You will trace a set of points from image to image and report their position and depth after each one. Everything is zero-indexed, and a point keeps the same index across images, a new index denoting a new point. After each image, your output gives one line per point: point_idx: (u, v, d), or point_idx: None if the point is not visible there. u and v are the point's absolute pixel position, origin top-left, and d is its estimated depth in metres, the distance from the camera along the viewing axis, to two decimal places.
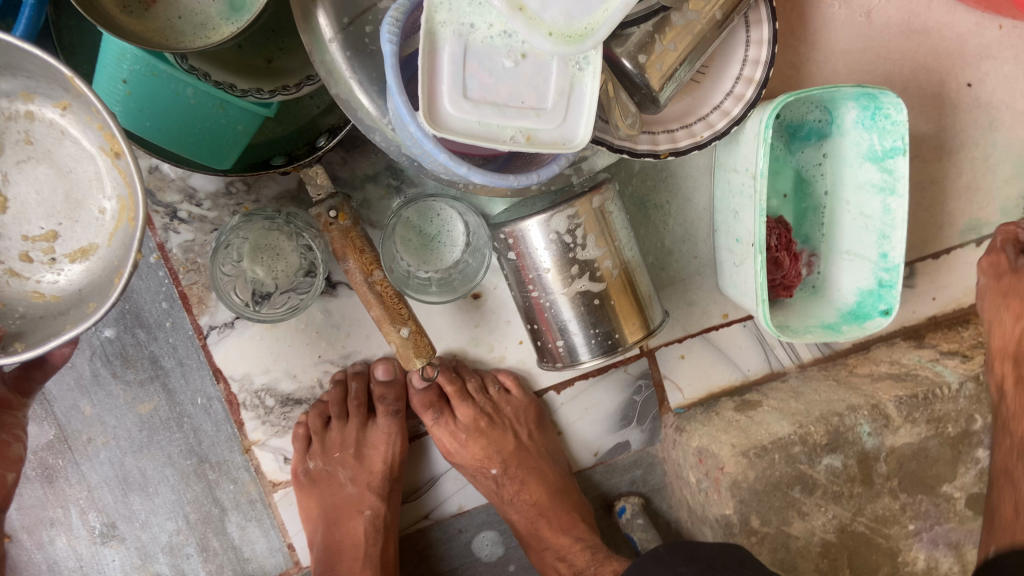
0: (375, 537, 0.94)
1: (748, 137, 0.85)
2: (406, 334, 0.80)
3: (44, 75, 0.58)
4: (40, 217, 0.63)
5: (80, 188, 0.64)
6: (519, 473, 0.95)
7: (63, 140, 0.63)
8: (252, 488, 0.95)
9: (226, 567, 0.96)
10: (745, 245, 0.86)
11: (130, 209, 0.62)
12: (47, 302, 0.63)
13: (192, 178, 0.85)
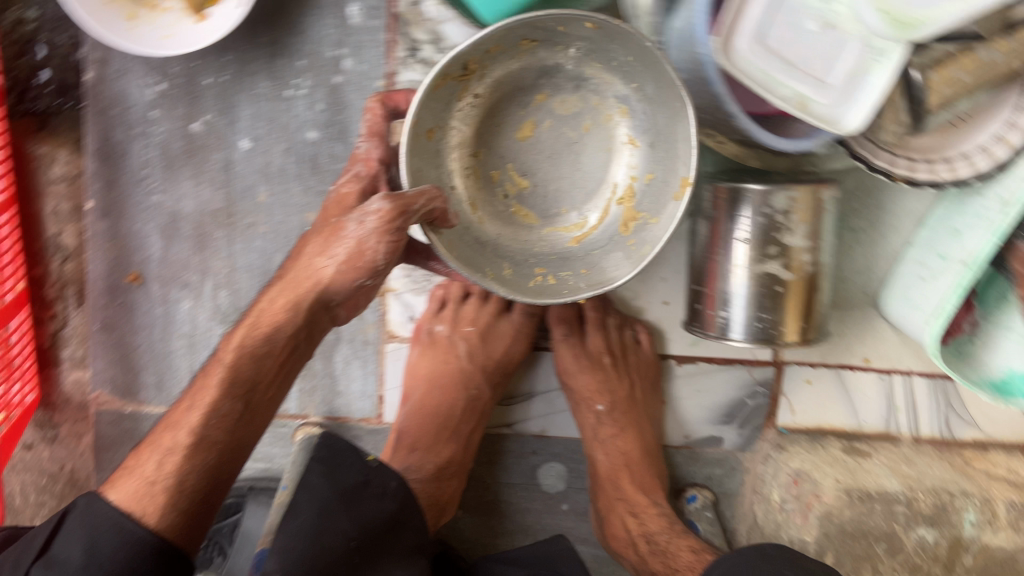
0: (470, 417, 0.94)
1: (1010, 176, 0.74)
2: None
3: (659, 130, 0.82)
4: (529, 170, 0.87)
5: (581, 189, 0.88)
6: (621, 420, 0.93)
7: (600, 152, 0.87)
8: (371, 330, 0.97)
9: (317, 391, 0.98)
10: (952, 261, 0.81)
11: (626, 223, 0.86)
12: (476, 217, 0.87)
13: (445, 26, 0.87)
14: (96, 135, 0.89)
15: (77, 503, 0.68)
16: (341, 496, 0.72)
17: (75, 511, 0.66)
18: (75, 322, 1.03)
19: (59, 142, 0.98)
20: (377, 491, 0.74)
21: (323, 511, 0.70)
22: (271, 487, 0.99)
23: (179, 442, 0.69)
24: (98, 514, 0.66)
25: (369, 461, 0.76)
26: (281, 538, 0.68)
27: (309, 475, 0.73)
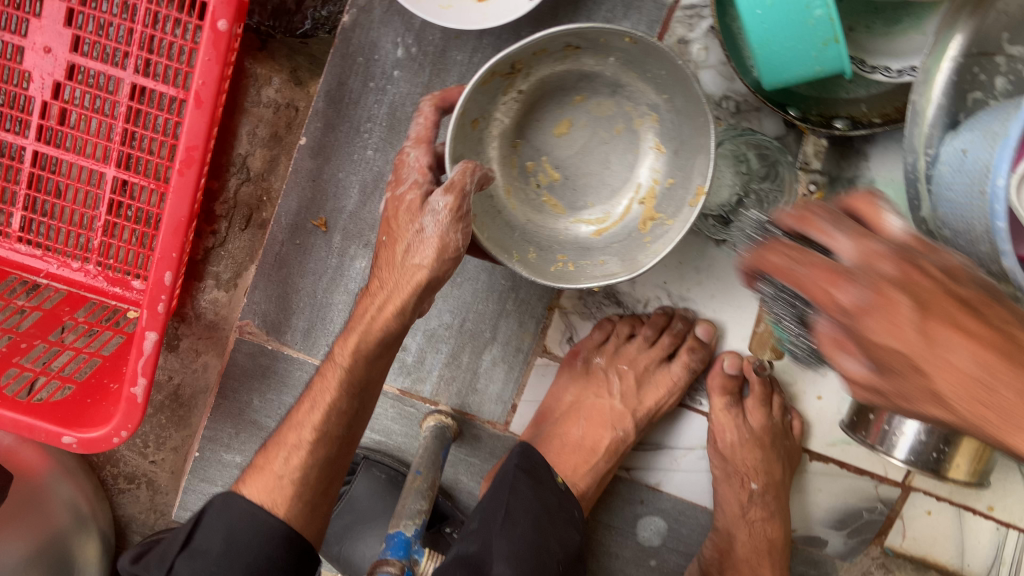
0: (610, 456, 0.92)
1: None
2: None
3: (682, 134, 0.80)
4: (563, 163, 0.87)
5: (596, 181, 0.87)
6: (770, 504, 0.93)
7: (631, 155, 0.86)
8: (528, 339, 0.96)
9: (455, 383, 0.97)
10: None
11: (645, 217, 0.85)
12: (516, 213, 0.86)
13: (702, 71, 0.88)
14: (333, 78, 0.88)
15: (213, 502, 0.71)
16: (547, 511, 0.78)
17: (211, 509, 0.70)
18: (233, 244, 1.02)
19: (278, 68, 0.97)
20: (568, 516, 0.80)
21: (536, 524, 0.75)
22: (387, 462, 0.98)
23: (304, 438, 0.72)
24: (233, 508, 0.70)
25: (559, 484, 0.82)
26: (502, 541, 0.72)
27: (516, 483, 0.79)
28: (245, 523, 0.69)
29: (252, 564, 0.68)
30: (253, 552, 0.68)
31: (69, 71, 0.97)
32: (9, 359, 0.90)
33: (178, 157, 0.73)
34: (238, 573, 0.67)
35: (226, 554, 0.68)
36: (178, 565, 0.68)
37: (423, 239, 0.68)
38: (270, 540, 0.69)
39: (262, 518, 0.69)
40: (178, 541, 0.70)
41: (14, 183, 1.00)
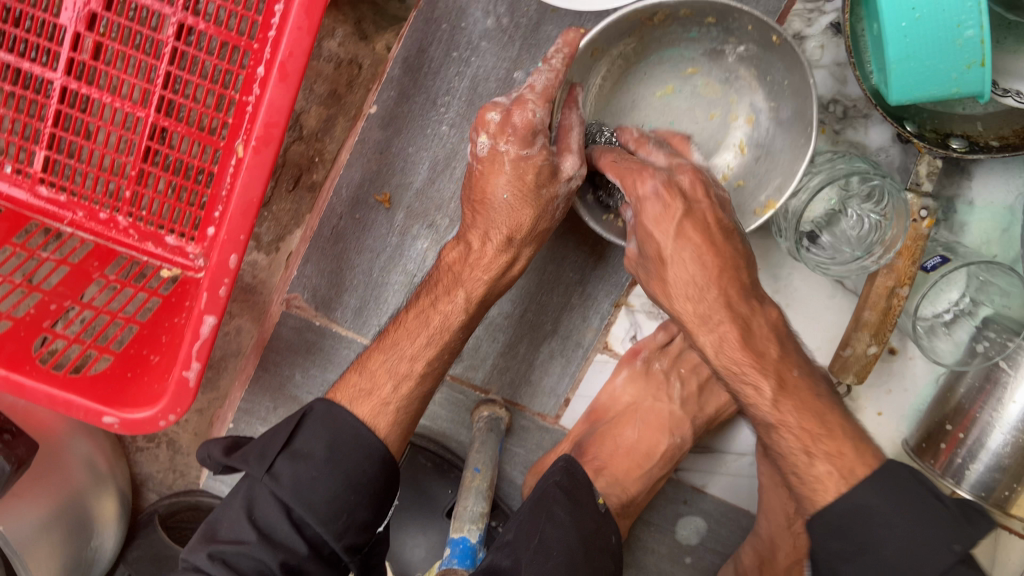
0: (665, 464, 0.89)
1: None
2: (869, 352, 0.81)
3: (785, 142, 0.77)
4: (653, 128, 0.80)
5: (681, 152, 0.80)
6: None
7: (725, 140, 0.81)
8: (589, 335, 0.91)
9: (508, 373, 0.93)
10: None
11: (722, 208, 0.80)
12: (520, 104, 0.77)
13: (813, 71, 0.82)
14: (414, 42, 0.80)
15: (312, 407, 0.68)
16: (583, 541, 0.72)
17: (312, 414, 0.68)
18: (278, 205, 0.94)
19: (342, 18, 0.88)
20: (603, 544, 0.74)
21: (571, 560, 0.69)
22: (431, 449, 0.94)
23: (413, 370, 0.72)
24: (336, 419, 0.67)
25: (600, 505, 0.77)
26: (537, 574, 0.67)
27: (554, 507, 0.73)
28: (348, 437, 0.67)
29: (352, 475, 0.66)
30: (356, 465, 0.66)
31: (108, 0, 0.86)
32: (39, 324, 0.84)
33: (257, 135, 0.67)
34: (338, 483, 0.65)
35: (329, 462, 0.65)
36: (281, 463, 0.64)
37: (565, 197, 0.71)
38: (370, 456, 0.67)
39: (365, 437, 0.67)
40: (279, 440, 0.65)
41: (35, 120, 0.89)
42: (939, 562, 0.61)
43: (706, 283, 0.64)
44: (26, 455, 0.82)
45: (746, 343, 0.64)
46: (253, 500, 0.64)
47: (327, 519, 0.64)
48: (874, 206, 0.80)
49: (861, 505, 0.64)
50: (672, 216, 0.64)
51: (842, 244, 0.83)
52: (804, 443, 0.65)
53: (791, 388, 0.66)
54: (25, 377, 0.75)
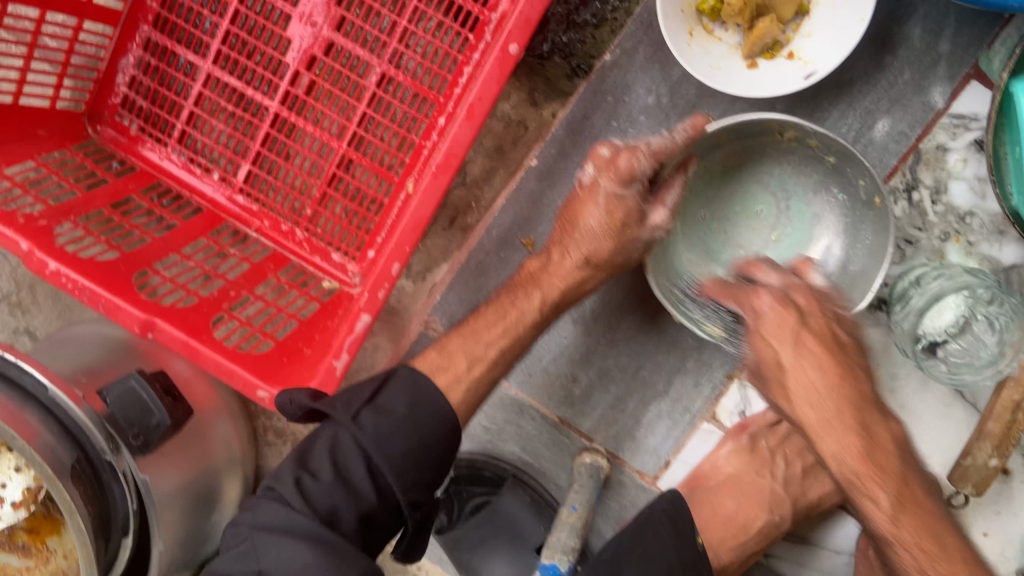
0: (760, 540, 0.90)
1: None
2: (991, 464, 0.83)
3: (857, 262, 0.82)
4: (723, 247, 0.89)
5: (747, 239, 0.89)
6: None
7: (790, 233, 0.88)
8: (699, 402, 0.95)
9: (616, 424, 0.98)
10: None
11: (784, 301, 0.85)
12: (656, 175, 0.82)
13: (953, 182, 0.86)
14: (580, 109, 0.91)
15: (397, 371, 0.79)
16: (683, 566, 0.72)
17: (397, 377, 0.78)
18: (431, 240, 1.06)
19: (519, 86, 1.00)
20: (705, 572, 0.73)
21: (669, 573, 0.70)
22: (531, 485, 1.00)
23: (487, 354, 0.83)
24: (419, 383, 0.77)
25: (698, 542, 0.76)
26: (631, 575, 0.69)
27: (646, 534, 0.73)
28: (427, 401, 0.77)
29: (426, 434, 0.75)
30: (433, 432, 0.76)
31: (327, 48, 1.03)
32: (217, 305, 0.95)
33: (438, 162, 0.77)
34: (412, 441, 0.74)
35: (409, 417, 0.75)
36: (365, 413, 0.73)
37: (645, 241, 0.84)
38: (444, 423, 0.77)
39: (441, 404, 0.77)
40: (366, 393, 0.75)
41: (248, 138, 1.06)
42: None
43: (832, 408, 0.66)
44: (183, 417, 0.93)
45: (866, 459, 0.66)
46: (336, 441, 0.73)
47: (399, 472, 0.73)
48: (1001, 309, 0.80)
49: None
50: (789, 330, 0.68)
51: (977, 352, 0.79)
52: (925, 557, 0.66)
53: (909, 506, 0.67)
54: (201, 345, 0.87)
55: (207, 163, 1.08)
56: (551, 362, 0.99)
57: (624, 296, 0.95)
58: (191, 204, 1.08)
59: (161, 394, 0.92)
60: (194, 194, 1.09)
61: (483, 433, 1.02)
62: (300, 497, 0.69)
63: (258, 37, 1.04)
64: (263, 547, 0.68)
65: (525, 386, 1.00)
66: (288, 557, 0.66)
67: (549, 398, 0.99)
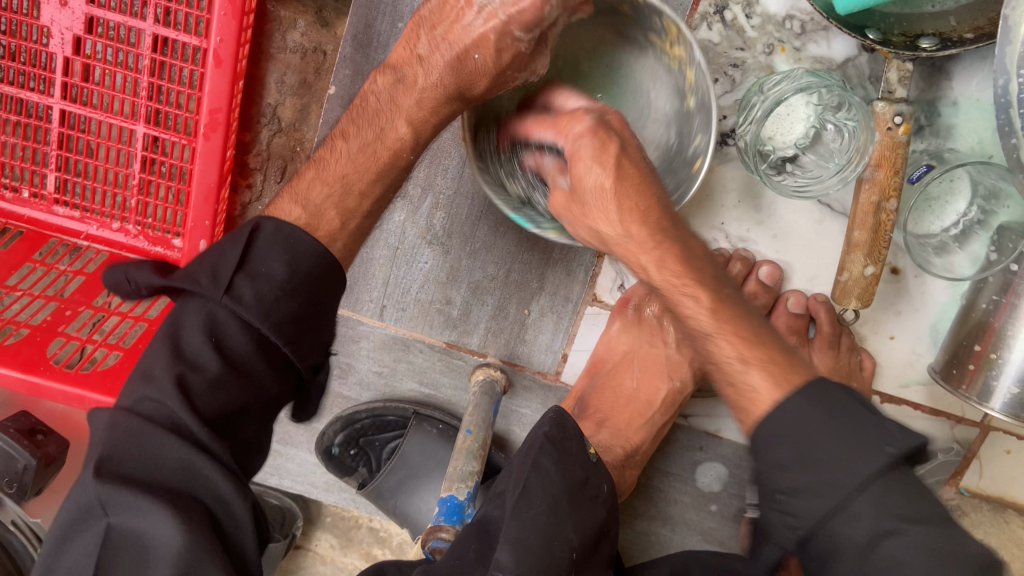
0: (666, 408, 0.88)
1: None
2: (868, 273, 0.77)
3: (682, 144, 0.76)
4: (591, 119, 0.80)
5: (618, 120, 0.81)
6: None
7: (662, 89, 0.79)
8: (576, 288, 0.91)
9: (503, 334, 0.93)
10: None
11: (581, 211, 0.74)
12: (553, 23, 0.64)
13: None
14: (360, 20, 0.85)
15: (261, 224, 0.63)
16: (569, 494, 0.66)
17: (262, 232, 0.62)
18: (270, 198, 0.97)
19: (303, 9, 0.92)
20: (595, 493, 0.69)
21: (554, 508, 0.64)
22: (436, 417, 0.96)
23: (361, 206, 0.69)
24: (292, 238, 0.63)
25: (590, 454, 0.71)
26: (512, 525, 0.62)
27: (540, 460, 0.68)
28: (306, 251, 0.63)
29: (312, 292, 0.63)
30: (314, 279, 0.63)
31: (88, 24, 0.91)
32: (54, 329, 0.92)
33: (203, 121, 0.74)
34: (299, 302, 0.62)
35: (290, 280, 0.61)
36: (239, 282, 0.60)
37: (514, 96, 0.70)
38: (322, 265, 0.64)
39: (323, 252, 0.63)
40: (232, 259, 0.60)
41: (42, 145, 0.95)
42: (869, 465, 0.53)
43: (636, 217, 0.61)
44: (56, 451, 0.88)
45: (684, 261, 0.62)
46: (211, 320, 0.60)
47: (291, 338, 0.62)
48: (849, 113, 0.77)
49: (790, 415, 0.56)
50: (609, 153, 0.60)
51: (827, 161, 0.79)
52: (740, 352, 0.59)
53: (726, 303, 0.62)
54: (40, 378, 0.85)
55: (10, 183, 0.96)
56: (420, 292, 0.93)
57: (471, 205, 0.90)
58: (7, 231, 0.97)
59: (22, 438, 0.86)
60: (10, 219, 0.97)
61: (377, 378, 0.98)
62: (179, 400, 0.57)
63: (10, 31, 0.91)
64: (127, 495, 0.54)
65: (401, 322, 0.94)
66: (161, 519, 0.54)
67: (430, 326, 0.94)
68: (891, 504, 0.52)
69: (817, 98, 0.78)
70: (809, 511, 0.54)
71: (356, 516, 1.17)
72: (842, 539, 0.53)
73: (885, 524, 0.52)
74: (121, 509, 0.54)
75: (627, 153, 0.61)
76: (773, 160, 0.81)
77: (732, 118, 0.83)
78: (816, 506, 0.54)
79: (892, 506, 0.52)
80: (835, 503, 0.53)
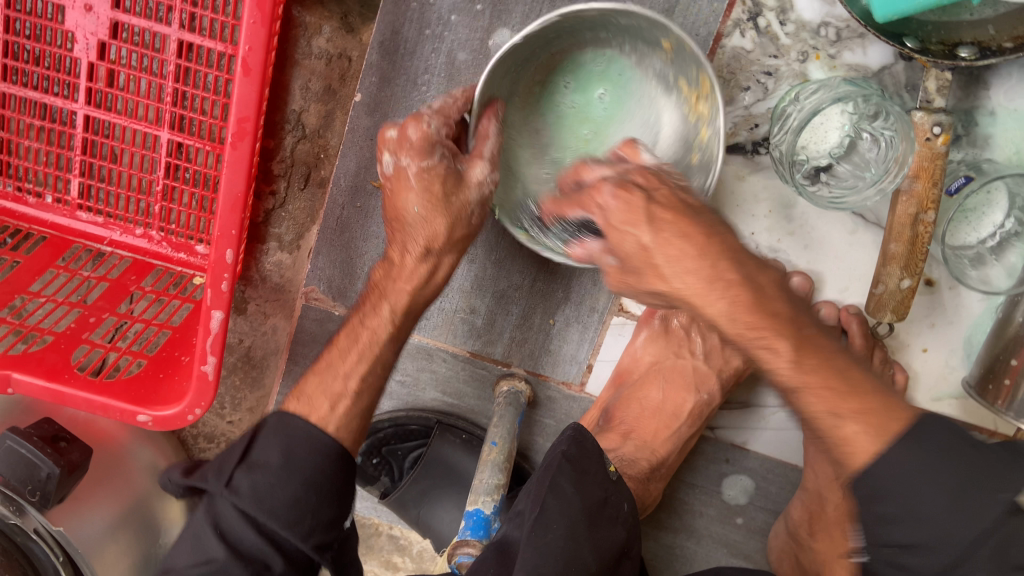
0: (694, 421, 0.87)
1: None
2: (904, 286, 0.76)
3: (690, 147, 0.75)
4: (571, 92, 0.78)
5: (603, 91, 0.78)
6: None
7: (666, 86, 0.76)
8: (602, 298, 0.90)
9: (528, 344, 0.92)
10: None
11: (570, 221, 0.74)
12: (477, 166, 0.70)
13: None
14: (387, 26, 0.84)
15: (266, 421, 0.68)
16: (587, 514, 0.64)
17: (266, 426, 0.68)
18: (294, 205, 0.97)
19: (328, 15, 0.90)
20: (614, 513, 0.67)
21: (572, 531, 0.62)
22: (459, 426, 0.95)
23: (348, 388, 0.72)
24: (289, 426, 0.67)
25: (611, 472, 0.69)
26: (530, 550, 0.60)
27: (556, 481, 0.65)
28: (301, 439, 0.66)
29: (309, 476, 0.64)
30: (310, 466, 0.65)
31: (113, 29, 0.90)
32: (78, 336, 0.92)
33: (231, 130, 0.73)
34: (297, 486, 0.63)
35: (285, 468, 0.64)
36: (238, 476, 0.63)
37: (480, 203, 0.72)
38: (320, 451, 0.67)
39: (318, 439, 0.67)
40: (234, 454, 0.65)
41: (65, 150, 0.94)
42: (985, 514, 0.50)
43: (706, 269, 0.55)
44: (79, 459, 0.87)
45: (757, 309, 0.55)
46: (215, 514, 0.63)
47: (291, 521, 0.63)
48: (887, 122, 0.75)
49: (893, 465, 0.51)
50: (638, 207, 0.56)
51: (863, 171, 0.78)
52: (832, 407, 0.53)
53: (815, 352, 0.55)
54: (63, 387, 0.84)
55: (33, 189, 0.96)
56: (444, 301, 0.92)
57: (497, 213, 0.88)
58: (31, 237, 0.97)
59: (45, 446, 0.85)
60: (33, 224, 0.97)
61: (400, 387, 0.97)
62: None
63: (37, 36, 0.91)
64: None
65: (425, 330, 0.93)
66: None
67: (454, 334, 0.93)
68: (1012, 554, 0.49)
69: (853, 107, 0.76)
70: (926, 566, 0.51)
71: (376, 524, 1.15)
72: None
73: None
74: None
75: (663, 195, 0.57)
76: (807, 171, 0.79)
77: (764, 126, 0.82)
78: (930, 563, 0.51)
79: (1010, 556, 0.49)
80: (951, 557, 0.50)
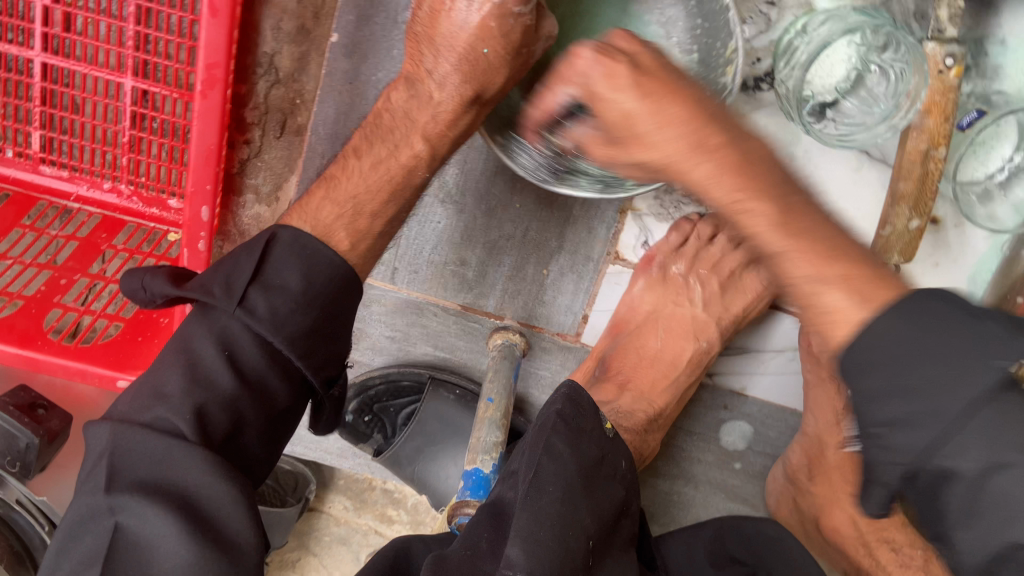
0: (692, 370, 0.86)
1: None
2: (912, 227, 0.73)
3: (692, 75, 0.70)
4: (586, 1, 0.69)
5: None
6: None
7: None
8: (598, 246, 0.86)
9: (521, 295, 0.89)
10: None
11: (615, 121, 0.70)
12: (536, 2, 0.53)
13: None
14: None
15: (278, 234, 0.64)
16: (584, 475, 0.61)
17: (279, 240, 0.64)
18: (270, 153, 0.92)
19: None
20: (611, 472, 0.64)
21: (569, 494, 0.59)
22: (452, 381, 0.93)
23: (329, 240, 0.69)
24: (309, 246, 0.65)
25: (607, 430, 0.66)
26: (524, 514, 0.56)
27: (551, 442, 0.61)
28: (323, 265, 0.65)
29: (327, 302, 0.64)
30: (326, 291, 0.64)
31: None
32: (50, 299, 0.88)
33: (201, 77, 0.69)
34: (315, 315, 0.63)
35: (305, 294, 0.63)
36: (254, 295, 0.60)
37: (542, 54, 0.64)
38: (336, 277, 0.66)
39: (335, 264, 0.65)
40: (246, 271, 0.61)
41: (23, 101, 0.88)
42: (976, 382, 0.45)
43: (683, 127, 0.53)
44: (59, 427, 0.83)
45: (741, 170, 0.53)
46: (226, 336, 0.60)
47: (305, 353, 0.62)
48: (898, 53, 0.70)
49: (881, 336, 0.49)
50: (622, 76, 0.53)
51: (870, 107, 0.72)
52: (818, 270, 0.52)
53: (797, 222, 0.53)
54: (37, 353, 0.81)
55: None
56: (433, 254, 0.88)
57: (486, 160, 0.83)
58: None
59: (22, 415, 0.81)
60: None
61: (390, 343, 0.95)
62: (194, 422, 0.56)
63: None
64: (135, 502, 0.53)
65: (414, 284, 0.90)
66: (160, 521, 0.53)
67: (445, 288, 0.90)
68: (1003, 431, 0.45)
69: (861, 38, 0.71)
70: (909, 445, 0.47)
71: (370, 478, 1.15)
72: (955, 467, 0.46)
73: (998, 455, 0.45)
74: (124, 520, 0.53)
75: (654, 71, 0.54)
76: (804, 108, 0.74)
77: (767, 60, 0.79)
78: (914, 441, 0.47)
79: (1007, 435, 0.45)
80: (937, 434, 0.46)
